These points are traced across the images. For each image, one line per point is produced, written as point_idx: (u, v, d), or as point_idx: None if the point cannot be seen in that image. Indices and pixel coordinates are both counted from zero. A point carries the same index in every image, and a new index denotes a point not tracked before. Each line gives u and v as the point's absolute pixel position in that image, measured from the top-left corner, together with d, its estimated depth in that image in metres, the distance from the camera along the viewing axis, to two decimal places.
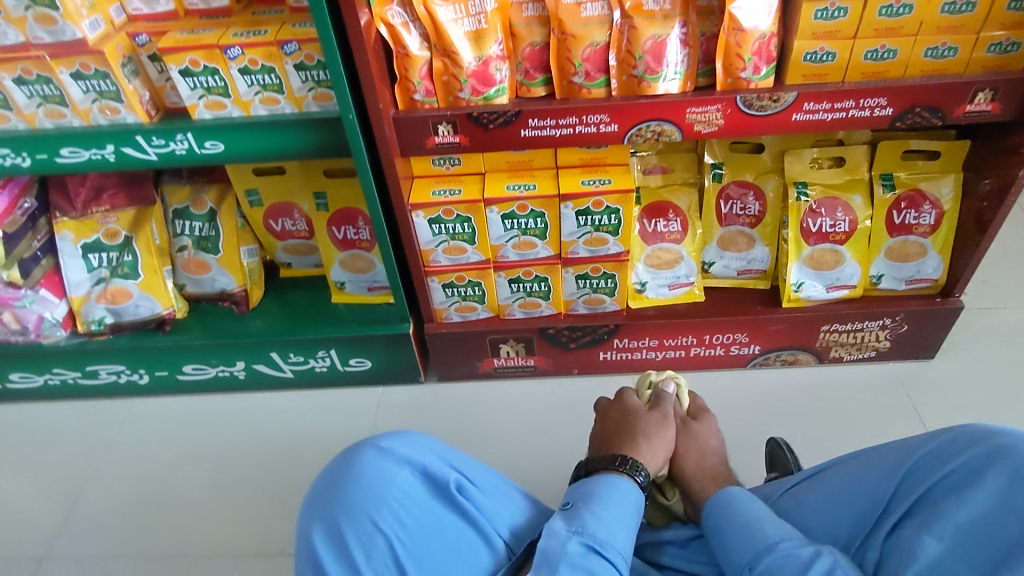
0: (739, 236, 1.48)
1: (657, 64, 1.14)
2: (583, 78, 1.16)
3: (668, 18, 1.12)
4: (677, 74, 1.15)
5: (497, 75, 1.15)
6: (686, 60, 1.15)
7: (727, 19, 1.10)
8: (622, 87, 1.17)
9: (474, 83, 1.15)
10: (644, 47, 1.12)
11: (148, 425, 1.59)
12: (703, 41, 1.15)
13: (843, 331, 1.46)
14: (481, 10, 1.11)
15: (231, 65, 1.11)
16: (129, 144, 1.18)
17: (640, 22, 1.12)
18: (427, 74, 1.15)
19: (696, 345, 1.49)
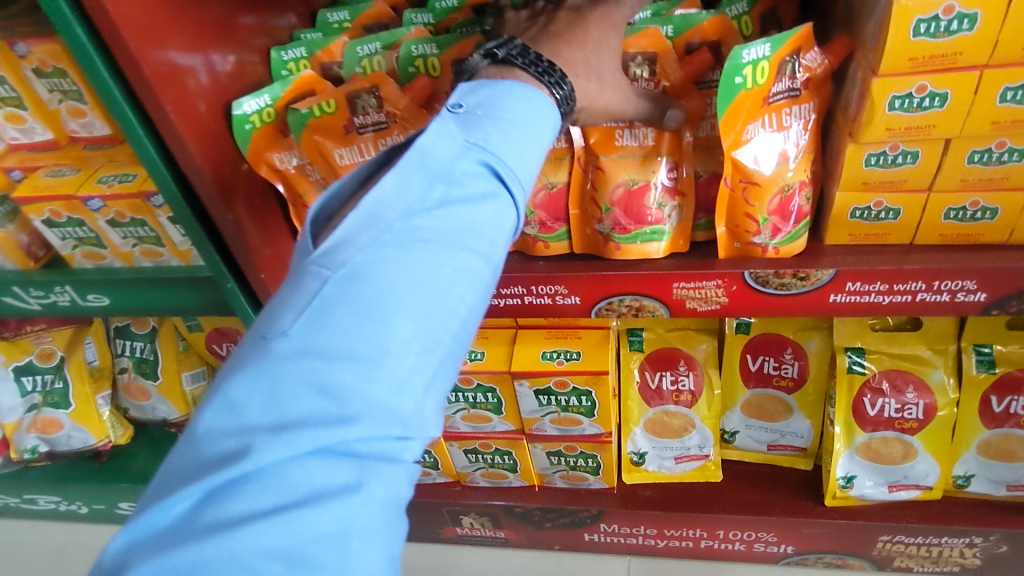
0: (771, 400, 1.13)
1: (631, 220, 0.82)
2: (537, 228, 0.86)
3: (650, 156, 0.80)
4: (661, 232, 0.82)
5: None
6: (676, 212, 0.82)
7: (729, 169, 0.77)
8: (585, 242, 0.87)
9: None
10: (612, 196, 0.81)
11: (85, 559, 1.43)
12: (702, 183, 0.82)
13: (912, 543, 1.08)
14: None
15: (97, 216, 0.91)
16: (9, 295, 1.02)
17: (609, 165, 0.81)
18: None
19: (707, 538, 1.16)
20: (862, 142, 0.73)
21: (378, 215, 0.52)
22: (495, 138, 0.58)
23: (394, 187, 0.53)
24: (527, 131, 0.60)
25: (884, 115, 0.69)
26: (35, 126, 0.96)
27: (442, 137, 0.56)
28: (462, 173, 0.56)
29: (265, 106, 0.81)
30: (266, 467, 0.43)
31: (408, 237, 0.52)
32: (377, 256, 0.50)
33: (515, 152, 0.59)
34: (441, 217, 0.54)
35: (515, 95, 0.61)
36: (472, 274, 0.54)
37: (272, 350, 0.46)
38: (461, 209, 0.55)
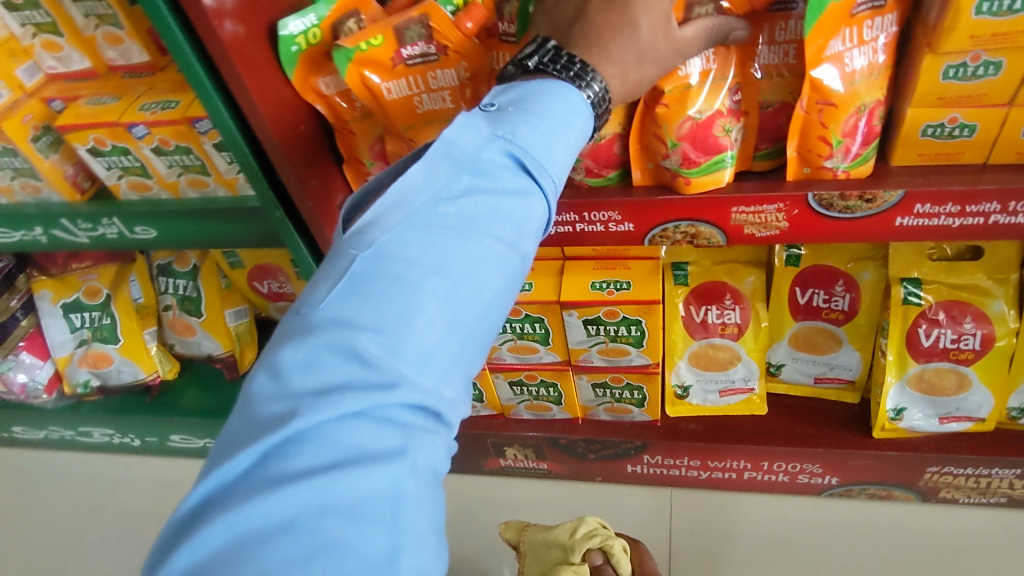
0: (820, 334, 1.11)
1: (699, 152, 0.77)
2: (584, 175, 0.84)
3: (719, 85, 0.75)
4: (729, 158, 0.78)
5: None
6: (739, 134, 0.78)
7: (806, 89, 0.72)
8: (647, 177, 0.83)
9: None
10: (679, 128, 0.76)
11: (141, 488, 1.49)
12: (766, 115, 0.78)
13: (960, 475, 1.08)
14: (444, 85, 0.80)
15: (142, 145, 0.90)
16: (58, 228, 1.03)
17: (675, 98, 0.75)
18: (381, 153, 0.87)
19: (751, 469, 1.17)
20: (941, 53, 0.67)
21: (403, 204, 0.52)
22: (523, 130, 0.57)
23: (419, 181, 0.53)
24: (557, 119, 0.59)
25: (969, 20, 0.64)
26: (72, 53, 0.94)
27: (467, 127, 0.56)
28: (490, 162, 0.55)
29: (312, 26, 0.78)
30: (315, 429, 0.43)
31: (434, 224, 0.52)
32: (406, 240, 0.50)
33: (544, 143, 0.57)
34: (467, 205, 0.53)
35: (544, 89, 0.60)
36: (499, 261, 0.53)
37: (315, 325, 0.47)
38: (489, 194, 0.54)
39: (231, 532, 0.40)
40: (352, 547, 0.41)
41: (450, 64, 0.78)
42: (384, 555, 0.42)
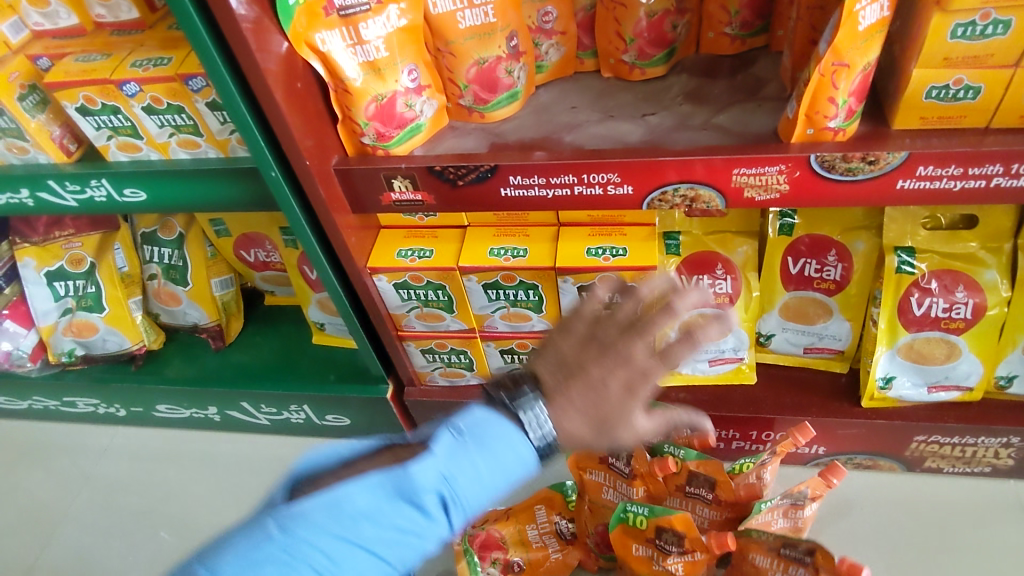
0: (810, 304, 1.12)
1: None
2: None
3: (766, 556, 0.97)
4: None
5: (407, 112, 0.88)
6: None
7: (829, 47, 0.69)
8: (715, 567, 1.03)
9: (477, 89, 0.91)
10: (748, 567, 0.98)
11: (128, 458, 1.48)
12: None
13: (946, 444, 1.09)
14: (376, 33, 0.82)
15: (133, 103, 0.89)
16: (44, 190, 1.00)
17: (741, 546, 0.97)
18: (377, 112, 0.86)
19: (739, 439, 1.18)
20: (950, 11, 0.67)
21: (332, 502, 0.61)
22: (465, 473, 0.63)
23: (361, 489, 0.62)
24: (418, 542, 0.63)
25: None
26: (59, 10, 0.92)
27: (423, 464, 0.63)
28: (404, 515, 0.62)
29: None
30: (301, 519, 0.60)
31: (348, 533, 0.60)
32: (313, 535, 0.59)
33: (478, 491, 0.64)
34: (386, 526, 0.62)
35: (501, 434, 0.65)
36: (405, 544, 0.62)
37: (256, 546, 0.58)
38: (378, 529, 0.61)
39: None
40: None
41: (382, 9, 0.81)
42: None
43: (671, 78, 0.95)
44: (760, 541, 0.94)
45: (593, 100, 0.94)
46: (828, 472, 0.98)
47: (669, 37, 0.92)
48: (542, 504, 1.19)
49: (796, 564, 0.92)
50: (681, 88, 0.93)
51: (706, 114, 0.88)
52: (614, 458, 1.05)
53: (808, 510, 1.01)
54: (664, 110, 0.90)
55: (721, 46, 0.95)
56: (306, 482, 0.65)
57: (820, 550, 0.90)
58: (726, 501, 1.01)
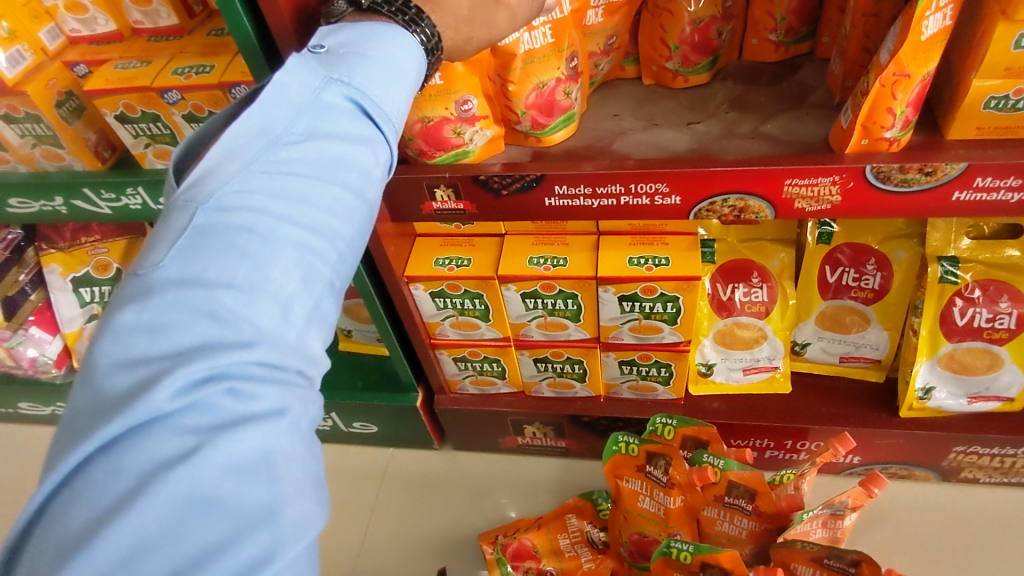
0: (846, 312, 1.10)
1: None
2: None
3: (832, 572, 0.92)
4: None
5: (454, 137, 0.85)
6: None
7: (891, 56, 0.68)
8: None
9: (535, 114, 0.86)
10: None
11: None
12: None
13: (985, 454, 1.08)
14: None
15: (173, 111, 0.88)
16: (79, 198, 0.99)
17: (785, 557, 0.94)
18: (422, 131, 0.84)
19: (773, 448, 1.16)
20: (1016, 21, 0.66)
21: (239, 151, 0.51)
22: (359, 75, 0.59)
23: (252, 125, 0.53)
24: (354, 168, 0.56)
25: None
26: (97, 16, 0.92)
27: (299, 75, 0.56)
28: (325, 140, 0.55)
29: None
30: (211, 185, 0.49)
31: (263, 179, 0.51)
32: (243, 188, 0.50)
33: (385, 88, 0.60)
34: (311, 149, 0.54)
35: (374, 33, 0.62)
36: (345, 206, 0.55)
37: (198, 250, 0.46)
38: (305, 155, 0.54)
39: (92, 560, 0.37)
40: (231, 510, 0.41)
41: None
42: (262, 514, 0.42)
43: (714, 85, 0.94)
44: (803, 551, 0.92)
45: (636, 107, 0.94)
46: (868, 482, 0.95)
47: (714, 43, 0.91)
48: (573, 513, 1.19)
49: None
50: (725, 96, 0.92)
51: (753, 122, 0.87)
52: (651, 465, 1.04)
53: (847, 520, 0.98)
54: (710, 119, 0.89)
55: (765, 53, 0.94)
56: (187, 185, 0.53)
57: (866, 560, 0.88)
58: (767, 513, 0.99)
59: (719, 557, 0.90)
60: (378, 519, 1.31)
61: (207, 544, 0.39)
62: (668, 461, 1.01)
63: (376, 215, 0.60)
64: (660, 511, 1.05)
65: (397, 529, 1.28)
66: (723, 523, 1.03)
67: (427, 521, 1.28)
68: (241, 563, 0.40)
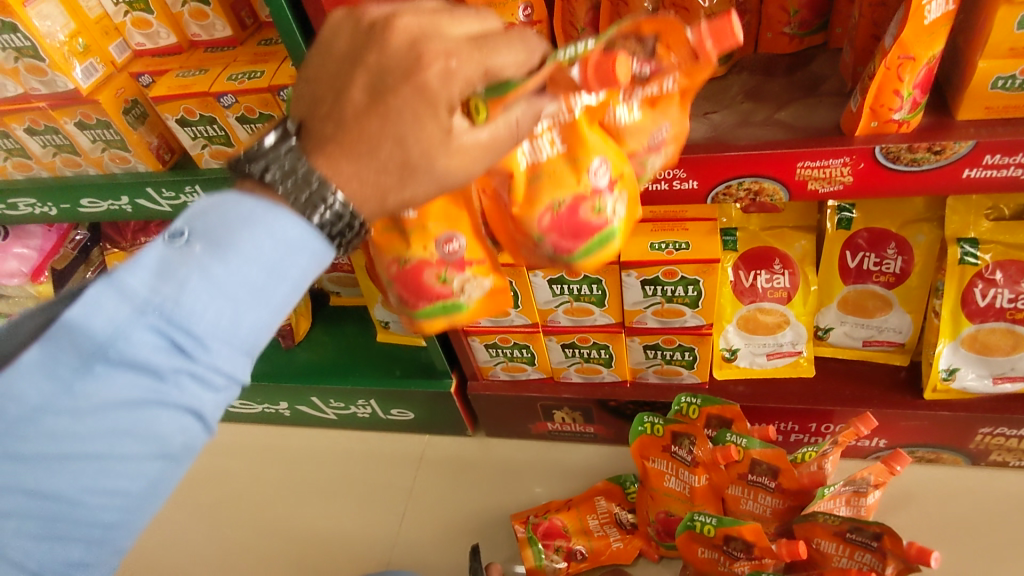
0: (869, 297, 1.13)
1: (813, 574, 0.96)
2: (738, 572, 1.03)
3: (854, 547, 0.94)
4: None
5: (440, 288, 0.74)
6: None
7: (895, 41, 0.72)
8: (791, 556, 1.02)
9: (556, 236, 0.68)
10: (834, 551, 0.95)
11: (205, 452, 1.57)
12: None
13: (1013, 436, 1.09)
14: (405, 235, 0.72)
15: (228, 113, 0.97)
16: (143, 197, 1.08)
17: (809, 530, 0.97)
18: (400, 266, 0.73)
19: (798, 431, 1.19)
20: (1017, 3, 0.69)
21: (6, 402, 0.45)
22: (183, 313, 0.47)
23: (33, 371, 0.46)
24: (156, 429, 0.48)
25: None
26: (160, 30, 1.01)
27: (108, 294, 0.47)
28: (123, 381, 0.47)
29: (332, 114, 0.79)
30: None
31: (33, 435, 0.45)
32: (3, 450, 0.45)
33: (215, 305, 0.48)
34: (98, 422, 0.46)
35: (242, 222, 0.50)
36: (138, 476, 0.48)
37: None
38: (92, 425, 0.46)
39: None
40: None
41: None
42: None
43: (731, 77, 0.98)
44: (825, 524, 0.94)
45: None
46: (891, 459, 0.98)
47: None
48: (602, 496, 1.23)
49: (862, 548, 0.93)
50: (741, 86, 0.96)
51: (768, 110, 0.91)
52: (676, 445, 1.08)
53: (871, 498, 0.99)
54: (726, 109, 0.93)
55: (779, 44, 0.98)
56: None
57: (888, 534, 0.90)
58: (790, 490, 1.01)
59: (741, 529, 0.93)
60: (415, 501, 1.37)
61: None
62: (691, 440, 1.06)
63: (202, 445, 0.51)
64: (686, 490, 1.08)
65: (433, 511, 1.34)
66: (747, 502, 1.06)
67: (461, 503, 1.34)
68: None
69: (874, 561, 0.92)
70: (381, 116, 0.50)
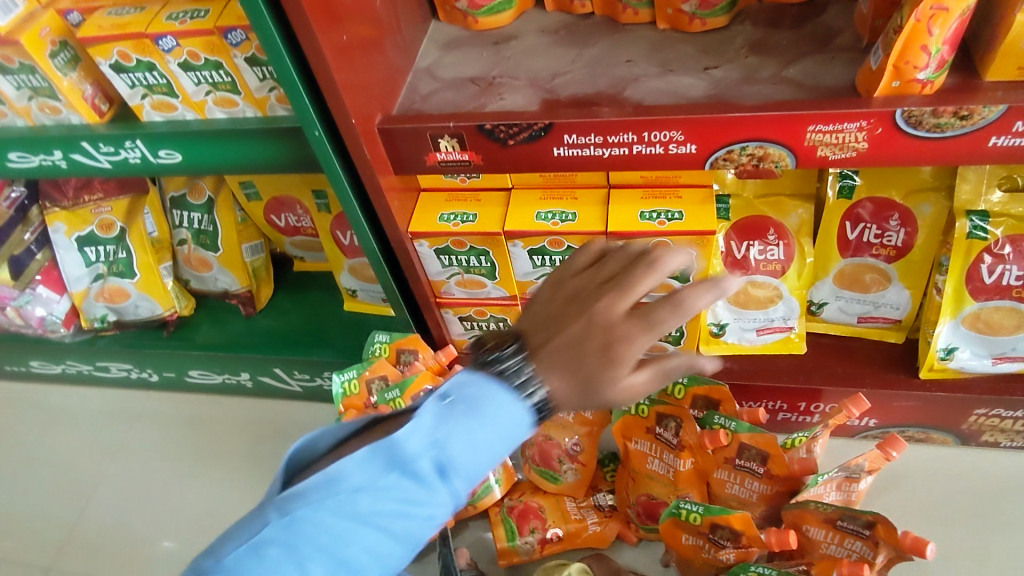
0: (867, 271, 1.06)
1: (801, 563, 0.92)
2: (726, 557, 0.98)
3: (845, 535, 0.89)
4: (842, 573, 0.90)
5: None
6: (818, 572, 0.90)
7: None
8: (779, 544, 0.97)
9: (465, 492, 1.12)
10: (823, 537, 0.91)
11: (162, 423, 1.48)
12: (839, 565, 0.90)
13: (1007, 417, 1.05)
14: None
15: (169, 58, 0.85)
16: (77, 151, 0.96)
17: (796, 518, 0.92)
18: None
19: (786, 410, 1.14)
20: None
21: (333, 480, 0.57)
22: (457, 436, 0.56)
23: (356, 464, 0.57)
24: (423, 510, 0.58)
25: None
26: None
27: (411, 431, 0.57)
28: (389, 495, 0.57)
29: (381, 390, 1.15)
30: (298, 499, 0.57)
31: (347, 508, 0.57)
32: (320, 506, 0.57)
33: (474, 457, 0.57)
34: (382, 500, 0.57)
35: (473, 407, 0.57)
36: (407, 543, 0.60)
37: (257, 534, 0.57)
38: (379, 501, 0.57)
39: None
40: None
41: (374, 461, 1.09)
42: None
43: (734, 28, 0.88)
44: (815, 513, 0.90)
45: (649, 53, 0.89)
46: (887, 445, 0.93)
47: None
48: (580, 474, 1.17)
49: (852, 535, 0.89)
50: (746, 39, 0.87)
51: (775, 66, 0.81)
52: (660, 427, 1.02)
53: (862, 483, 0.95)
54: (728, 63, 0.84)
55: None
56: (296, 469, 0.63)
57: (881, 523, 0.86)
58: (779, 476, 0.97)
59: (728, 518, 0.89)
60: None
61: None
62: (679, 423, 1.00)
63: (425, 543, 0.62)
64: (670, 473, 1.03)
65: None
66: (733, 486, 1.01)
67: None
68: None
69: (865, 549, 0.88)
70: (621, 289, 0.59)
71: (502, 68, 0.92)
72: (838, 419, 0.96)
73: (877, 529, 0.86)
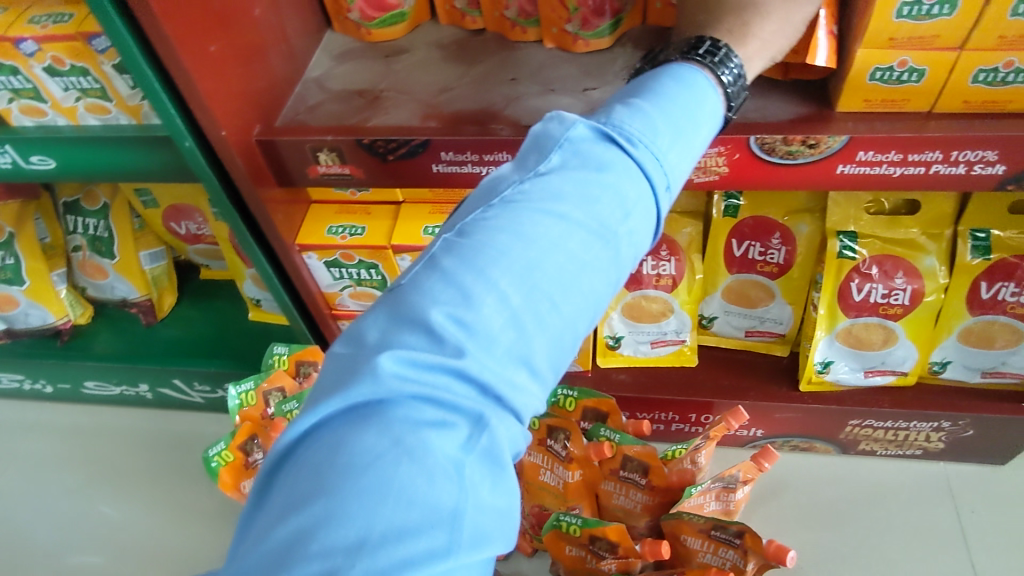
0: (753, 287, 1.10)
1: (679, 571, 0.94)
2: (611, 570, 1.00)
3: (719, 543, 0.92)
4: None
5: None
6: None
7: None
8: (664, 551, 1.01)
9: None
10: (699, 545, 0.94)
11: (58, 436, 1.42)
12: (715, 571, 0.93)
13: (879, 428, 1.10)
14: None
15: (32, 63, 0.82)
16: None
17: (676, 528, 0.95)
18: None
19: (679, 421, 1.17)
20: None
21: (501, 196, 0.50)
22: (632, 125, 0.54)
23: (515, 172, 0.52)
24: (617, 192, 0.52)
25: None
26: None
27: (581, 132, 0.53)
28: (563, 242, 0.49)
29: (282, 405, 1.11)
30: (435, 260, 0.48)
31: (524, 217, 0.49)
32: (485, 224, 0.49)
33: (654, 121, 0.54)
34: (568, 187, 0.51)
35: (657, 94, 0.56)
36: (584, 319, 0.50)
37: (351, 377, 0.44)
38: (566, 184, 0.51)
39: (300, 519, 0.40)
40: (408, 509, 0.40)
41: None
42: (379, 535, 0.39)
43: (616, 50, 0.91)
44: (691, 524, 0.92)
45: (534, 72, 0.90)
46: (760, 456, 0.96)
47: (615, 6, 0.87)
48: None
49: (725, 544, 0.91)
50: (626, 61, 0.89)
51: None
52: (551, 439, 1.03)
53: (739, 493, 0.98)
54: (607, 85, 0.86)
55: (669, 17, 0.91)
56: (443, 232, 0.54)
57: (749, 532, 0.89)
58: (659, 487, 0.99)
59: (605, 530, 0.90)
60: None
61: (395, 526, 0.40)
62: (568, 435, 1.00)
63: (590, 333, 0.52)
64: (560, 484, 1.04)
65: None
66: (619, 497, 1.04)
67: None
68: (410, 553, 0.39)
69: (737, 557, 0.91)
70: None
71: (390, 82, 0.92)
72: (718, 431, 0.98)
73: (747, 538, 0.89)
